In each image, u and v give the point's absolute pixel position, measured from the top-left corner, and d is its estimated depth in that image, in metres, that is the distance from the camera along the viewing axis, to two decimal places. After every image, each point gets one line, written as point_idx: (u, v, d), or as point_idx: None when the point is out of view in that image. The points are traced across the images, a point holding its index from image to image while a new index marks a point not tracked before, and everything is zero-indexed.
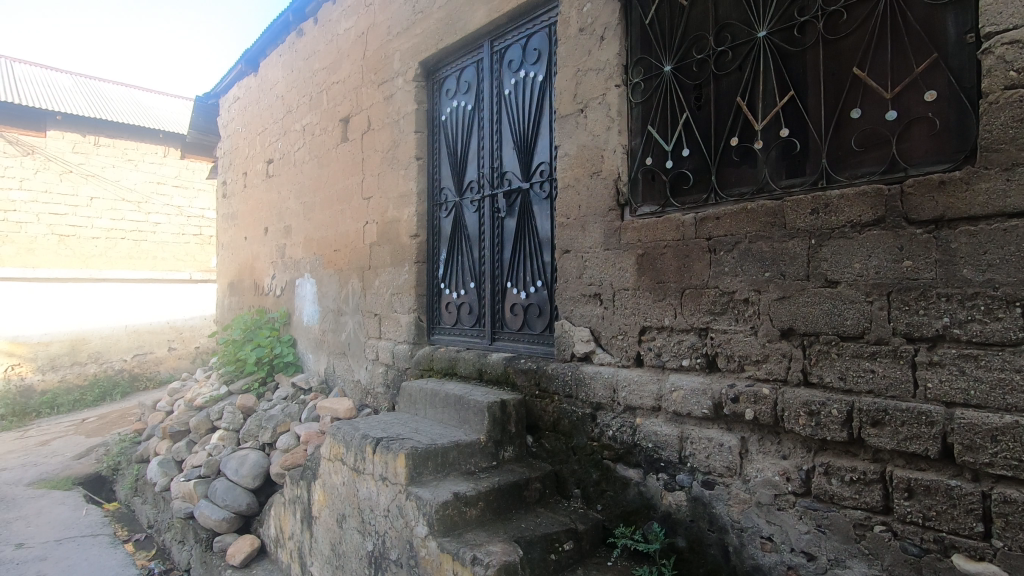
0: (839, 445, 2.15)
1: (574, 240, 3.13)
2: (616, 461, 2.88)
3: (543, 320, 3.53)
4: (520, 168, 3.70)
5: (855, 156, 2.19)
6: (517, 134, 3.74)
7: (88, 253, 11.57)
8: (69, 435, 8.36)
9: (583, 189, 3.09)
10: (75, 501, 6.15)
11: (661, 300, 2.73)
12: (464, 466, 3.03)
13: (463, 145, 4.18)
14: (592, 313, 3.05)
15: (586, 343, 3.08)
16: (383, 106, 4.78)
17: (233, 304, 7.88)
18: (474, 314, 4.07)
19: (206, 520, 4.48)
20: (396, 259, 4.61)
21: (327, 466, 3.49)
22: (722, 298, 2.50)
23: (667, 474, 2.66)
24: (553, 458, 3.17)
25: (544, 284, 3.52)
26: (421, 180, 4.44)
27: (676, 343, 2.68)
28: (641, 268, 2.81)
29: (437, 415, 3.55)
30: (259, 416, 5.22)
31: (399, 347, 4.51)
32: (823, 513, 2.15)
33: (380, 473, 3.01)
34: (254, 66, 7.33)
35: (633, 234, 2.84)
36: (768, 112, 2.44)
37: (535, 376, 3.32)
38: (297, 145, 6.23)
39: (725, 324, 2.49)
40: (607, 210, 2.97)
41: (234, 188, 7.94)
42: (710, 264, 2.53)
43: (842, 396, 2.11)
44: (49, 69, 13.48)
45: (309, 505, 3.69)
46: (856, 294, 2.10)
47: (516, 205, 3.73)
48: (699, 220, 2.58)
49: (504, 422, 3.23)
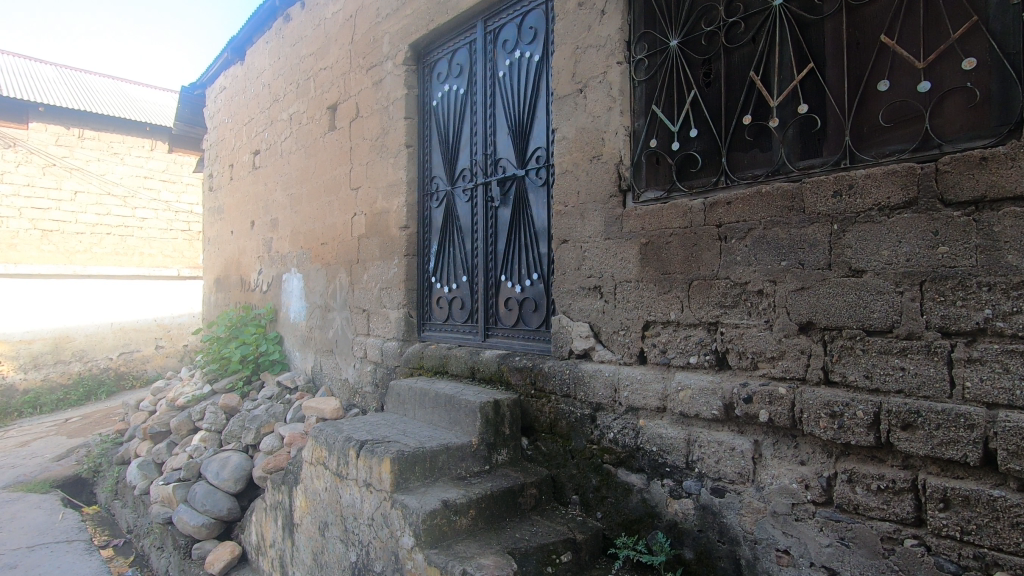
0: (864, 450, 1.96)
1: (573, 230, 2.93)
2: (617, 466, 2.68)
3: (539, 315, 3.32)
4: (515, 154, 3.49)
5: (882, 133, 1.99)
6: (511, 119, 3.53)
7: (71, 249, 11.26)
8: (50, 435, 8.10)
9: (582, 174, 2.89)
10: (52, 504, 5.92)
11: (666, 292, 2.53)
12: (454, 471, 2.82)
13: (455, 131, 3.97)
14: (592, 307, 2.85)
15: (586, 339, 2.88)
16: (372, 92, 4.57)
17: (218, 300, 7.63)
18: (466, 309, 3.87)
19: (185, 526, 4.26)
20: (385, 252, 4.39)
21: (309, 470, 3.28)
22: (733, 289, 2.30)
23: (673, 480, 2.46)
24: (549, 462, 2.97)
25: (541, 277, 3.31)
26: (411, 169, 4.22)
27: (683, 339, 2.48)
28: (645, 259, 2.61)
29: (427, 417, 3.34)
30: (242, 416, 5.00)
31: (388, 344, 4.29)
32: (846, 525, 1.96)
33: (364, 479, 2.80)
34: (240, 54, 7.09)
35: (637, 222, 2.64)
36: (785, 87, 2.23)
37: (531, 374, 3.12)
38: (283, 135, 6.00)
39: (737, 318, 2.30)
40: (608, 197, 2.77)
41: (220, 181, 7.68)
42: (721, 253, 2.34)
43: (868, 397, 1.92)
44: (33, 61, 13.16)
45: (290, 511, 3.48)
46: (883, 284, 1.91)
47: (510, 194, 3.52)
48: (708, 206, 2.38)
49: (498, 424, 3.02)
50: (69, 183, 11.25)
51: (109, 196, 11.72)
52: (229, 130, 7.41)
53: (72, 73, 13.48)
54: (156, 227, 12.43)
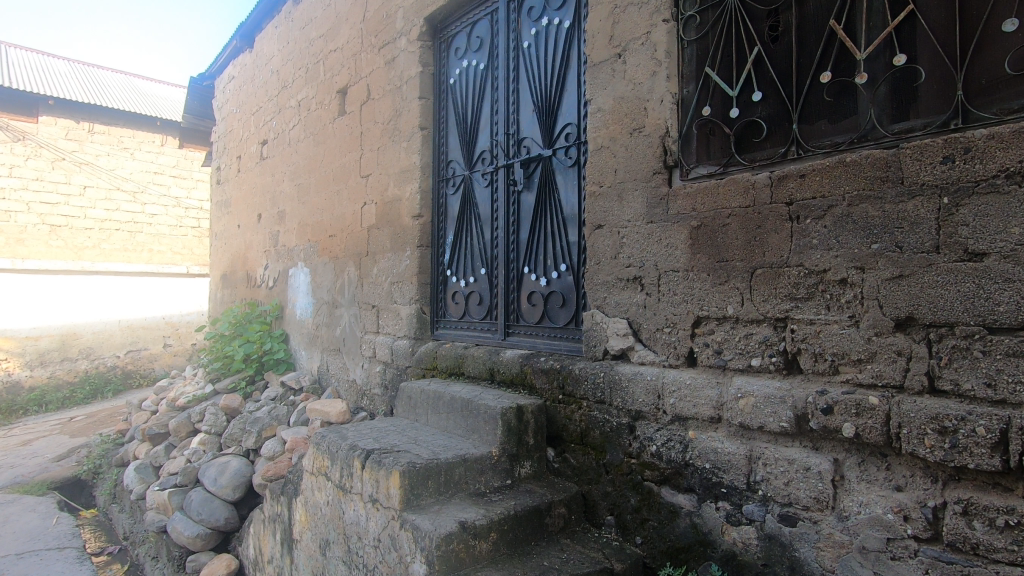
0: (984, 476, 1.59)
1: (610, 213, 2.58)
2: (661, 484, 2.32)
3: (567, 312, 2.97)
4: (540, 133, 3.15)
5: (1006, 85, 1.62)
6: (537, 94, 3.19)
7: (80, 244, 11.10)
8: (53, 434, 7.90)
9: (620, 150, 2.54)
10: (48, 507, 5.66)
11: (723, 282, 2.17)
12: (472, 486, 2.48)
13: (473, 110, 3.64)
14: (631, 301, 2.49)
15: (623, 337, 2.51)
16: (384, 72, 4.25)
17: (224, 296, 7.35)
18: (485, 305, 3.53)
19: (179, 537, 3.96)
20: (396, 244, 4.07)
21: (310, 481, 2.95)
22: (808, 279, 1.94)
23: (729, 503, 2.10)
24: (579, 477, 2.62)
25: (570, 268, 2.96)
26: (426, 153, 3.89)
27: (743, 338, 2.12)
28: (696, 244, 2.24)
29: (441, 423, 2.99)
30: (243, 418, 4.69)
31: (399, 343, 3.96)
32: (962, 569, 1.60)
33: (370, 494, 2.47)
34: (249, 41, 6.84)
35: (686, 202, 2.28)
36: (874, 36, 1.86)
37: (558, 377, 2.77)
38: (292, 123, 5.71)
39: (811, 313, 1.93)
40: (651, 174, 2.42)
41: (227, 173, 7.42)
42: (792, 236, 1.98)
43: (992, 410, 1.55)
44: (46, 55, 13.05)
45: (290, 525, 3.15)
46: (1013, 270, 1.54)
47: (535, 177, 3.18)
48: (777, 180, 2.02)
49: (520, 433, 2.67)
50: (79, 177, 11.10)
51: (118, 191, 11.55)
52: (237, 120, 7.15)
53: (84, 67, 13.37)
54: (165, 223, 12.24)
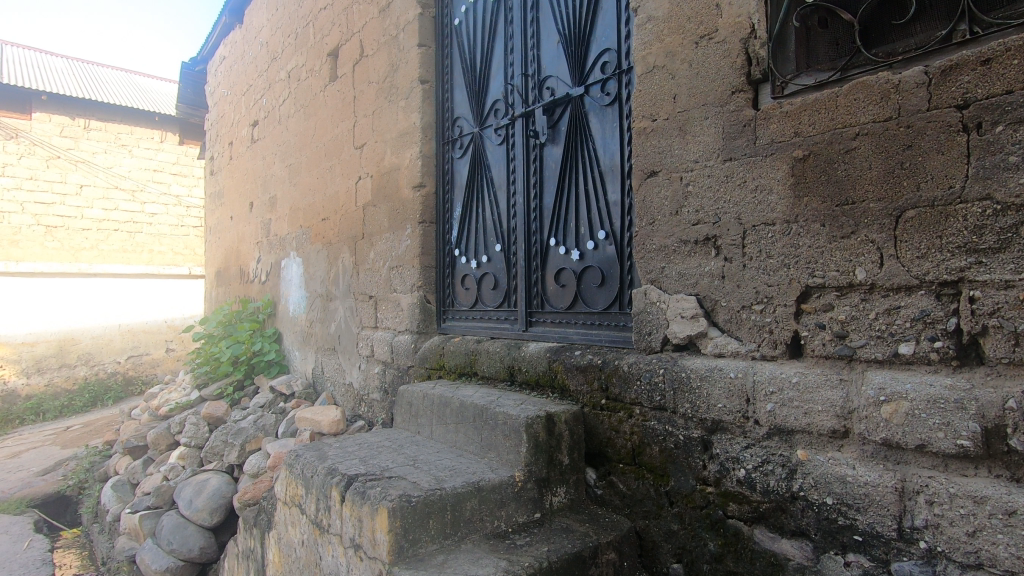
0: None
1: (668, 153, 1.91)
2: (753, 524, 1.65)
3: (607, 292, 2.31)
4: (567, 69, 2.50)
5: None
6: (562, 20, 2.54)
7: (77, 245, 10.67)
8: (43, 445, 7.38)
9: (681, 68, 1.88)
10: (23, 528, 5.12)
11: (848, 234, 1.49)
12: (489, 524, 1.83)
13: (483, 53, 3.00)
14: (702, 270, 1.82)
15: (691, 320, 1.84)
16: (379, 22, 3.62)
17: (218, 295, 6.78)
18: (501, 289, 2.88)
19: (147, 569, 3.37)
20: (394, 222, 3.43)
21: (283, 512, 2.32)
22: (1001, 218, 1.26)
23: (867, 557, 1.43)
24: (631, 509, 1.95)
25: (611, 234, 2.30)
26: (427, 110, 3.25)
27: (884, 314, 1.44)
28: (803, 183, 1.57)
29: (448, 437, 2.35)
30: (225, 429, 4.09)
31: (399, 337, 3.33)
32: None
33: (351, 537, 1.84)
34: (238, 16, 6.27)
35: (783, 125, 1.62)
36: None
37: (601, 376, 2.10)
38: (282, 98, 5.12)
39: (1006, 272, 1.26)
40: (727, 96, 1.75)
41: (219, 162, 6.87)
42: (969, 155, 1.31)
43: None
44: (44, 53, 12.71)
45: (263, 565, 2.53)
46: None
47: (562, 125, 2.54)
48: (938, 76, 1.35)
49: (552, 451, 2.01)
50: (75, 176, 10.71)
51: (116, 189, 11.16)
52: (228, 103, 6.59)
53: (83, 64, 13.01)
54: (167, 223, 11.79)
